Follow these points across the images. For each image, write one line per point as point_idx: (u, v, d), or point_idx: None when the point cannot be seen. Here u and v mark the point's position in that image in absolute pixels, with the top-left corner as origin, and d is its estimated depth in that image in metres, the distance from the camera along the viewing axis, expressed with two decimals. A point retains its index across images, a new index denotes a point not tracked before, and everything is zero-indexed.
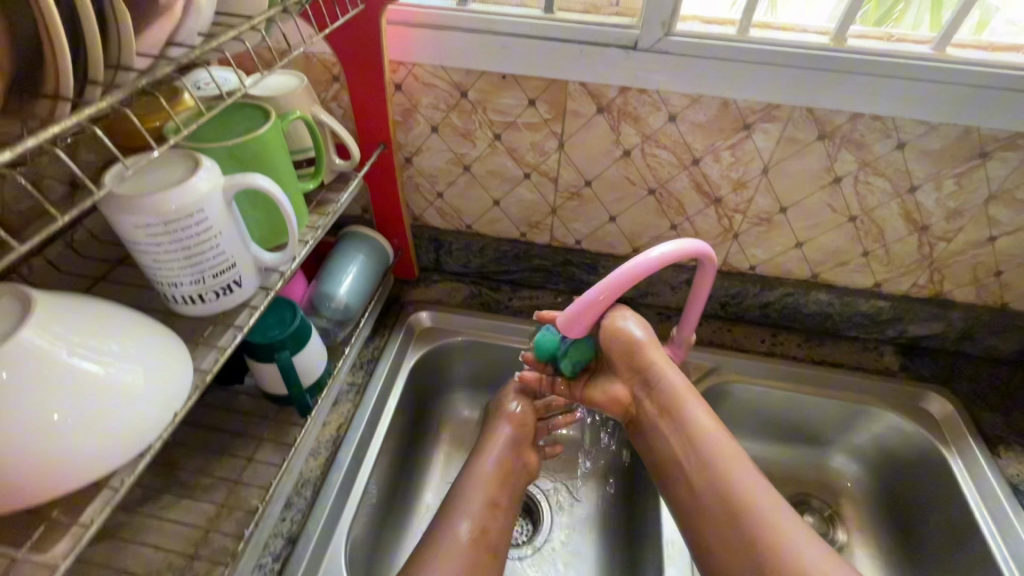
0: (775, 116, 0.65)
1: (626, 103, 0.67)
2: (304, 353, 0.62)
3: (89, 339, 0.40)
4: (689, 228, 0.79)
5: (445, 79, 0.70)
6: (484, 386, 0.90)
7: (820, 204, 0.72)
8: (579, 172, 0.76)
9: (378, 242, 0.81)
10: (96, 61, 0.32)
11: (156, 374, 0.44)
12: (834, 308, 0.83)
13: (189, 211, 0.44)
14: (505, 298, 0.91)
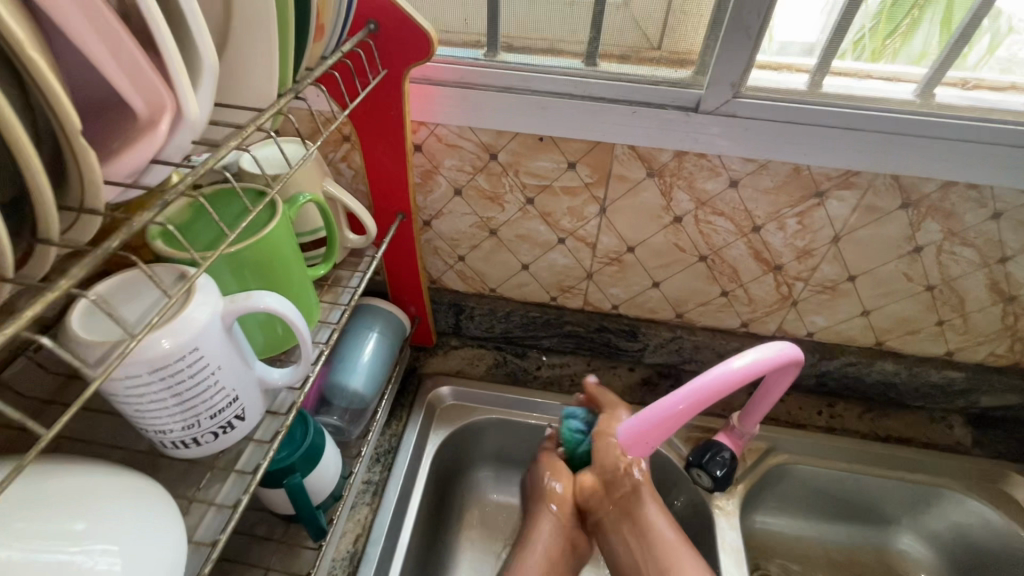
0: (851, 183, 0.57)
1: (681, 167, 0.59)
2: (317, 472, 0.54)
3: (52, 525, 0.31)
4: (742, 295, 0.71)
5: (473, 141, 0.61)
6: (512, 463, 0.81)
7: (895, 273, 0.64)
8: (622, 238, 0.68)
9: (393, 313, 0.72)
10: (48, 219, 0.23)
11: (145, 552, 0.34)
12: (901, 378, 0.75)
13: (179, 352, 0.35)
14: (533, 367, 0.82)
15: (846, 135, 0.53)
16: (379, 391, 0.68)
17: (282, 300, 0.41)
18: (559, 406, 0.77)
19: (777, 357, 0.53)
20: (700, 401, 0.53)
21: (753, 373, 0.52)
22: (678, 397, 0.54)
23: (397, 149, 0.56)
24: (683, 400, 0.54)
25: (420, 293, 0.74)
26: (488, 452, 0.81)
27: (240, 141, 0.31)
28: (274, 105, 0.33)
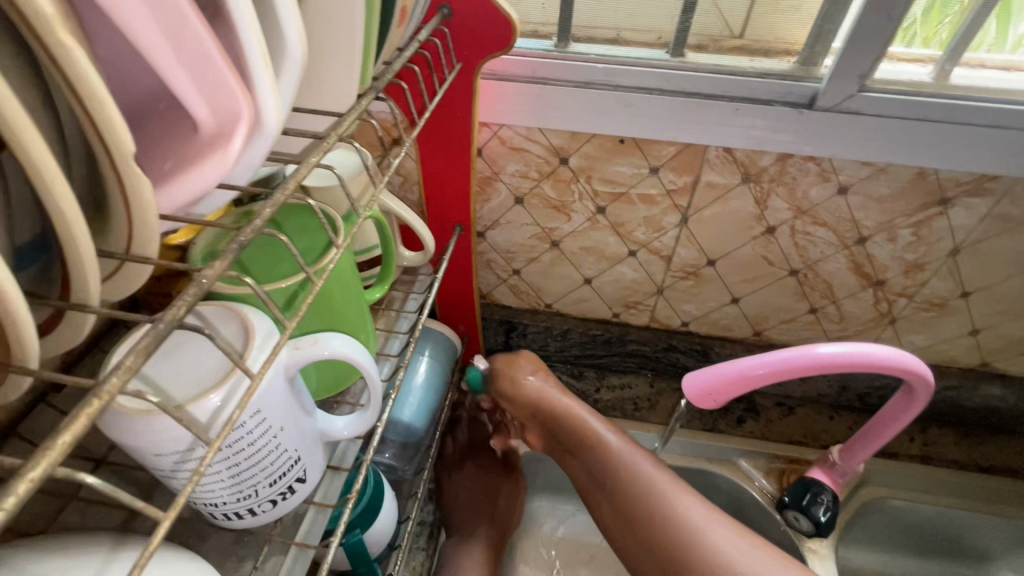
0: (984, 190, 0.49)
1: (782, 172, 0.51)
2: (377, 526, 0.47)
3: None
4: (834, 312, 0.63)
5: (541, 143, 0.54)
6: (568, 493, 0.76)
7: (1018, 288, 0.57)
8: (702, 250, 0.60)
9: (443, 334, 0.65)
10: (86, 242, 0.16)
11: None
12: (1007, 402, 0.67)
13: (241, 416, 0.28)
14: (591, 389, 0.75)
15: (985, 133, 0.46)
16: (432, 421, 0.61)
17: (351, 341, 0.35)
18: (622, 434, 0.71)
19: (899, 360, 0.45)
20: (798, 369, 0.45)
21: (870, 363, 0.44)
22: (757, 362, 0.46)
23: (462, 156, 0.49)
24: (766, 367, 0.45)
25: (472, 312, 0.67)
26: (543, 480, 0.75)
27: (321, 156, 0.24)
28: (356, 111, 0.26)
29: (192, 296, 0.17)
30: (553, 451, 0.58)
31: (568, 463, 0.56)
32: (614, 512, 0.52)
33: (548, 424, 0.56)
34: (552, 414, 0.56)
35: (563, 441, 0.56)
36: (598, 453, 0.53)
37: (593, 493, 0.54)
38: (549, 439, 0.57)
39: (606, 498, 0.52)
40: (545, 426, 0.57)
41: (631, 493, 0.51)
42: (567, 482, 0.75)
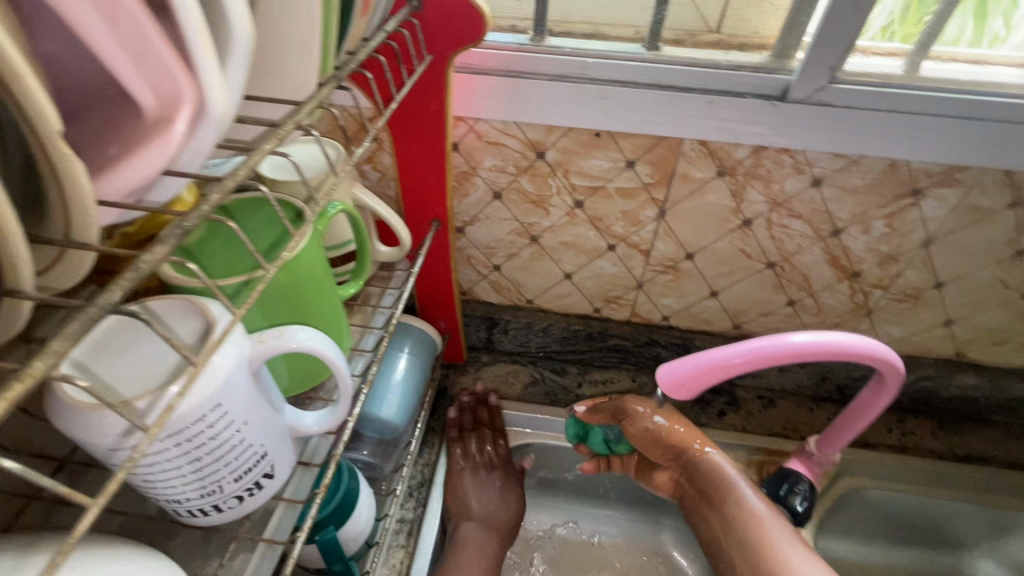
0: (955, 181, 0.50)
1: (757, 164, 0.52)
2: (351, 523, 0.47)
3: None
4: (811, 305, 0.64)
5: (518, 137, 0.54)
6: (550, 489, 0.76)
7: (990, 279, 0.57)
8: (680, 244, 0.61)
9: (423, 331, 0.65)
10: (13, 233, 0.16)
11: None
12: (981, 392, 0.68)
13: (202, 411, 0.28)
14: (573, 385, 0.75)
15: (954, 124, 0.46)
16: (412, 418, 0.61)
17: (317, 334, 0.34)
18: None
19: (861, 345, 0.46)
20: (767, 356, 0.45)
21: (835, 349, 0.45)
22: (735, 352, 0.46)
23: (436, 150, 0.49)
24: (741, 356, 0.45)
25: (452, 308, 0.67)
26: (534, 476, 0.75)
27: (276, 144, 0.23)
28: (315, 99, 0.26)
29: (127, 283, 0.17)
30: (686, 503, 0.59)
31: (698, 514, 0.57)
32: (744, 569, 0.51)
33: (686, 468, 0.59)
34: (693, 459, 0.58)
35: (705, 497, 0.57)
36: (748, 507, 0.54)
37: (720, 545, 0.54)
38: (693, 491, 0.58)
39: (737, 556, 0.52)
40: (692, 481, 0.58)
41: (760, 555, 0.50)
42: (551, 477, 0.75)
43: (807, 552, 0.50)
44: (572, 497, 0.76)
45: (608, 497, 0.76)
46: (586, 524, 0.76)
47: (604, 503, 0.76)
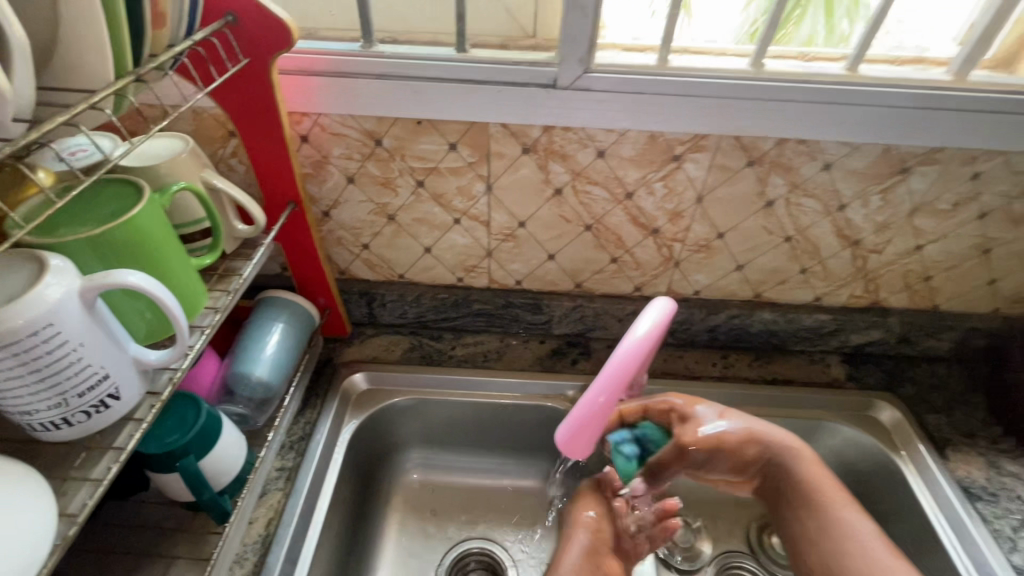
0: (702, 146, 0.63)
1: (551, 141, 0.64)
2: (214, 453, 0.55)
3: None
4: (630, 260, 0.77)
5: (355, 128, 0.64)
6: (436, 443, 0.85)
7: (756, 227, 0.71)
8: (511, 214, 0.72)
9: (300, 304, 0.74)
10: None
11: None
12: (779, 325, 0.82)
13: (33, 329, 0.36)
14: (448, 347, 0.85)
15: (686, 102, 0.59)
16: (286, 378, 0.69)
17: (148, 278, 0.43)
18: (472, 382, 0.81)
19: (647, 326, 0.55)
20: (613, 393, 0.55)
21: (643, 347, 0.54)
22: (599, 387, 0.55)
23: (277, 141, 0.59)
24: (603, 386, 0.54)
25: (325, 283, 0.76)
26: (423, 433, 0.84)
27: (67, 117, 0.32)
28: (109, 87, 0.35)
29: None
30: (783, 520, 0.67)
31: (787, 516, 0.66)
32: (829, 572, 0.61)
33: (773, 476, 0.68)
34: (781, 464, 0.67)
35: (792, 502, 0.66)
36: (835, 508, 0.63)
37: (819, 553, 0.62)
38: (789, 500, 0.66)
39: (846, 562, 0.60)
40: (779, 487, 0.67)
41: (851, 553, 0.60)
42: (436, 432, 0.84)
43: (889, 553, 0.59)
44: (454, 449, 0.86)
45: (485, 446, 0.86)
46: (469, 470, 0.86)
47: (483, 452, 0.86)
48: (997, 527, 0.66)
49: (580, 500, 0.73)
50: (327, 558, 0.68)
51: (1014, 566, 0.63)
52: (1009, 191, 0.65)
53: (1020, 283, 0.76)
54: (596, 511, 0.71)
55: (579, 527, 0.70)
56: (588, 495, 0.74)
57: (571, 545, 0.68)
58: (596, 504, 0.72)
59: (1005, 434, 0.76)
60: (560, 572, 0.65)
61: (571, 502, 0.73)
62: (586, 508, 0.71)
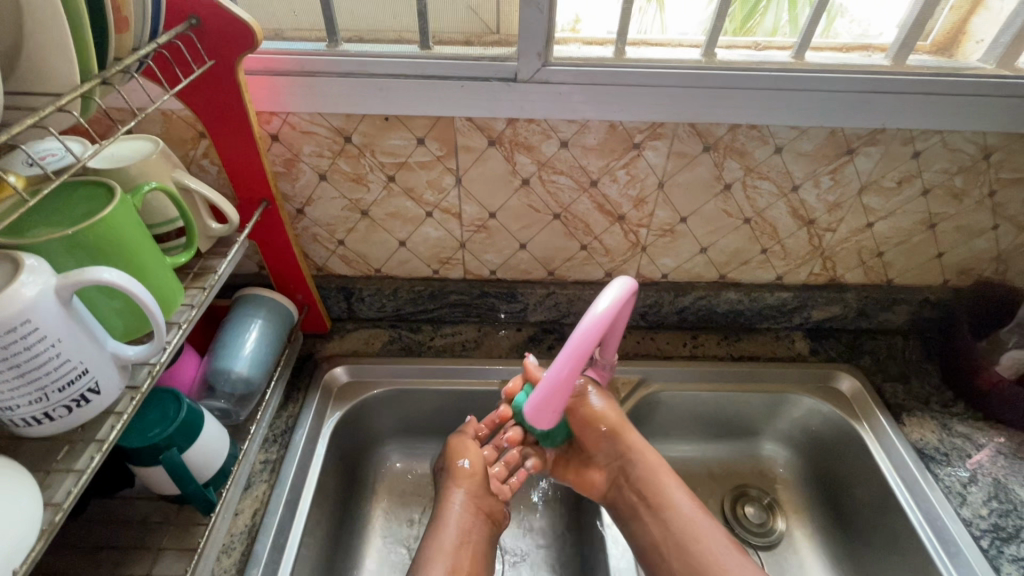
0: (659, 134, 0.66)
1: (516, 134, 0.66)
2: (196, 446, 0.56)
3: None
4: (599, 246, 0.79)
5: (324, 125, 0.66)
6: (420, 432, 0.87)
7: (715, 210, 0.74)
8: (481, 205, 0.74)
9: (278, 301, 0.75)
10: None
11: None
12: (744, 304, 0.85)
13: (12, 324, 0.38)
14: (427, 339, 0.87)
15: (642, 92, 0.62)
16: (266, 373, 0.71)
17: (122, 273, 0.44)
18: (451, 370, 0.83)
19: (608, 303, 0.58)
20: (575, 366, 0.59)
21: (602, 326, 0.57)
22: (562, 361, 0.59)
23: (247, 140, 0.60)
24: (566, 361, 0.58)
25: (303, 280, 0.77)
26: (405, 423, 0.86)
27: (36, 119, 0.34)
28: (76, 90, 0.37)
29: None
30: (628, 510, 0.72)
31: (636, 514, 0.71)
32: (682, 565, 0.66)
33: (625, 471, 0.73)
34: (636, 462, 0.72)
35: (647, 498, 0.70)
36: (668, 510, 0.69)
37: (662, 552, 0.67)
38: (633, 496, 0.72)
39: (675, 556, 0.66)
40: (635, 487, 0.72)
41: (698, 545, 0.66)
42: (417, 421, 0.86)
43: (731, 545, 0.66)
44: (437, 438, 0.88)
45: None
46: None
47: None
48: (948, 483, 0.70)
49: (457, 454, 0.74)
50: (314, 546, 0.69)
51: (964, 518, 0.67)
52: (948, 168, 0.69)
53: (964, 256, 0.80)
54: (469, 460, 0.73)
55: (454, 485, 0.72)
56: (461, 445, 0.75)
57: (450, 507, 0.70)
58: (473, 455, 0.74)
59: (957, 398, 0.80)
60: (439, 537, 0.68)
61: (447, 456, 0.74)
62: (461, 459, 0.73)
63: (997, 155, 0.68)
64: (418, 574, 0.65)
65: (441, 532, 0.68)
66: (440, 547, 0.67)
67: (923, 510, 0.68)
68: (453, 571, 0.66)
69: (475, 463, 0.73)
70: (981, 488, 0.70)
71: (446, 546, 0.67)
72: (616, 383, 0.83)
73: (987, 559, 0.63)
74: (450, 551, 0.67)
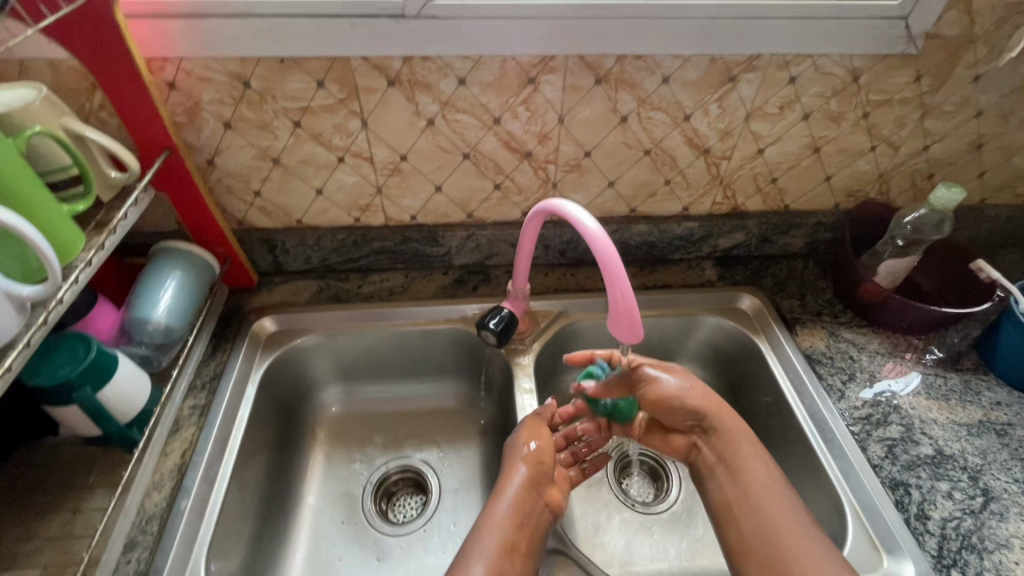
0: (552, 68, 0.69)
1: (413, 72, 0.68)
2: (111, 386, 0.58)
3: None
4: (511, 185, 0.83)
5: (221, 71, 0.66)
6: (356, 376, 0.91)
7: (616, 143, 0.78)
8: (391, 148, 0.76)
9: (198, 255, 0.77)
10: None
11: None
12: (655, 237, 0.91)
13: None
14: (355, 287, 0.90)
15: (528, 24, 0.64)
16: (187, 324, 0.73)
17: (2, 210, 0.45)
18: (380, 314, 0.87)
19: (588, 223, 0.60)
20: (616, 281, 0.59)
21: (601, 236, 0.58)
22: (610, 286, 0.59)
23: (137, 84, 0.61)
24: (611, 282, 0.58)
25: (218, 232, 0.79)
26: (341, 369, 0.89)
27: None
28: None
29: None
30: (706, 468, 0.72)
31: (714, 479, 0.71)
32: (750, 525, 0.64)
33: (706, 434, 0.73)
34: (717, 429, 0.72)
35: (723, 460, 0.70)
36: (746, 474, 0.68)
37: (733, 509, 0.67)
38: (710, 457, 0.72)
39: (744, 514, 0.65)
40: (714, 448, 0.72)
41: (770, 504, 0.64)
42: (352, 365, 0.89)
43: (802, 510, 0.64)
44: (374, 380, 0.92)
45: (402, 375, 0.92)
46: (390, 398, 0.92)
47: (402, 380, 0.92)
48: (829, 382, 0.78)
49: (523, 441, 0.73)
50: (251, 481, 0.73)
51: (841, 410, 0.75)
52: (824, 92, 0.75)
53: (850, 178, 0.86)
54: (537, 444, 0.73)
55: (516, 464, 0.71)
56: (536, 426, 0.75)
57: (510, 481, 0.69)
58: (542, 444, 0.73)
59: (846, 310, 0.88)
60: (495, 509, 0.66)
61: (513, 444, 0.74)
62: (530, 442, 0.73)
63: (865, 77, 0.74)
64: (468, 547, 0.64)
65: (497, 508, 0.67)
66: (495, 521, 0.65)
67: (807, 406, 0.76)
68: (504, 543, 0.63)
69: (542, 446, 0.73)
70: (859, 384, 0.78)
71: (500, 520, 0.65)
72: (537, 317, 0.87)
73: (857, 442, 0.72)
74: (502, 522, 0.65)
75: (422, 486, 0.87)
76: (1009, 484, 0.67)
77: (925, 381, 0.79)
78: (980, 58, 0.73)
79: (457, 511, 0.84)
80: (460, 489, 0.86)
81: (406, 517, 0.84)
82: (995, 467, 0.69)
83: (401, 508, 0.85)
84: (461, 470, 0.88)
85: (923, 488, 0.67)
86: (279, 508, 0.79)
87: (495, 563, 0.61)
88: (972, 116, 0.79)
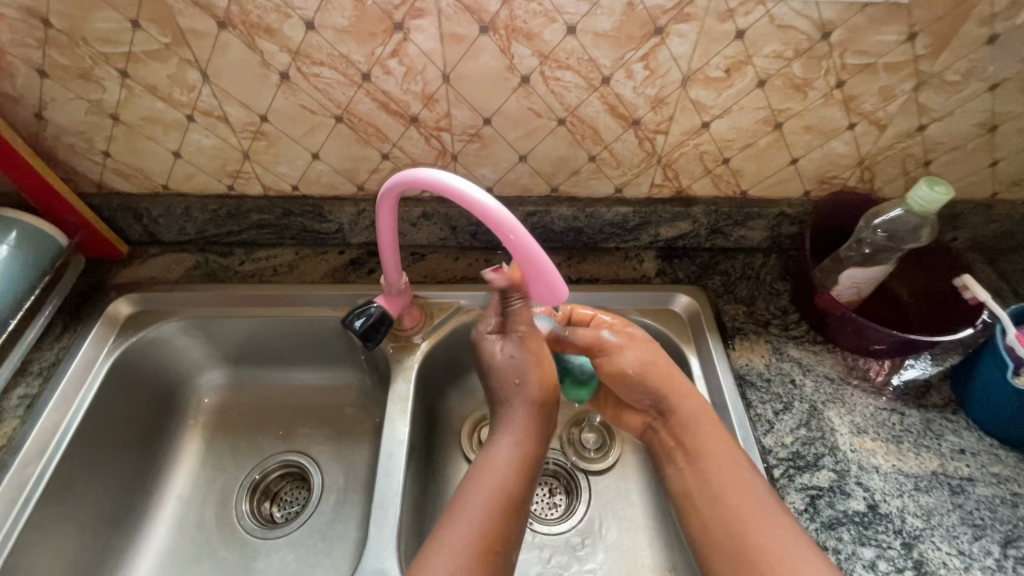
0: (421, 10, 0.54)
1: (245, 12, 0.55)
2: None
3: None
4: (401, 156, 0.69)
5: (12, 5, 0.54)
6: (242, 359, 0.82)
7: (520, 108, 0.63)
8: (246, 106, 0.63)
9: (34, 226, 0.67)
10: None
11: None
12: (581, 222, 0.77)
13: None
14: (236, 264, 0.80)
15: None
16: (15, 304, 0.64)
17: None
18: (260, 297, 0.77)
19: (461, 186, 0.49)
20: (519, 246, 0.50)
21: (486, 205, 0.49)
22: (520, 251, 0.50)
23: None
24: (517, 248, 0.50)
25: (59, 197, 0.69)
26: (224, 351, 0.81)
27: None
28: None
29: None
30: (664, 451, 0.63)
31: (675, 461, 0.62)
32: (710, 513, 0.56)
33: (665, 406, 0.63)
34: (673, 403, 0.63)
35: (687, 441, 0.60)
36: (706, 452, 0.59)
37: (693, 499, 0.58)
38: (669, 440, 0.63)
39: (707, 502, 0.57)
40: (672, 429, 0.63)
41: (734, 488, 0.55)
42: (234, 348, 0.81)
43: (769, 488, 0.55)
44: (262, 364, 0.83)
45: (292, 361, 0.83)
46: (282, 384, 0.84)
47: (292, 367, 0.84)
48: (758, 411, 0.66)
49: (526, 373, 0.63)
50: (89, 478, 0.67)
51: (764, 446, 0.63)
52: (782, 52, 0.58)
53: (822, 162, 0.69)
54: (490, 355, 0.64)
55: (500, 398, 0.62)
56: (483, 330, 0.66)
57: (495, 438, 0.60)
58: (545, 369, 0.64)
59: (801, 320, 0.74)
60: (484, 466, 0.57)
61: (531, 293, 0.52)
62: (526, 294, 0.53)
63: (837, 33, 0.57)
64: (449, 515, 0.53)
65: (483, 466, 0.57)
66: (481, 479, 0.56)
67: None
68: (489, 504, 0.54)
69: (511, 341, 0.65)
70: (793, 415, 0.65)
71: (487, 477, 0.56)
72: (435, 309, 0.76)
73: (773, 488, 0.60)
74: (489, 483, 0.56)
75: (306, 482, 0.79)
76: (949, 557, 0.55)
77: (876, 417, 0.65)
78: (998, 11, 0.55)
79: (336, 516, 0.76)
80: (344, 492, 0.77)
81: (286, 514, 0.77)
82: (937, 534, 0.57)
83: (284, 504, 0.78)
84: (347, 471, 0.79)
85: (841, 553, 0.56)
86: (135, 502, 0.73)
87: (489, 519, 0.53)
88: (983, 90, 0.62)
